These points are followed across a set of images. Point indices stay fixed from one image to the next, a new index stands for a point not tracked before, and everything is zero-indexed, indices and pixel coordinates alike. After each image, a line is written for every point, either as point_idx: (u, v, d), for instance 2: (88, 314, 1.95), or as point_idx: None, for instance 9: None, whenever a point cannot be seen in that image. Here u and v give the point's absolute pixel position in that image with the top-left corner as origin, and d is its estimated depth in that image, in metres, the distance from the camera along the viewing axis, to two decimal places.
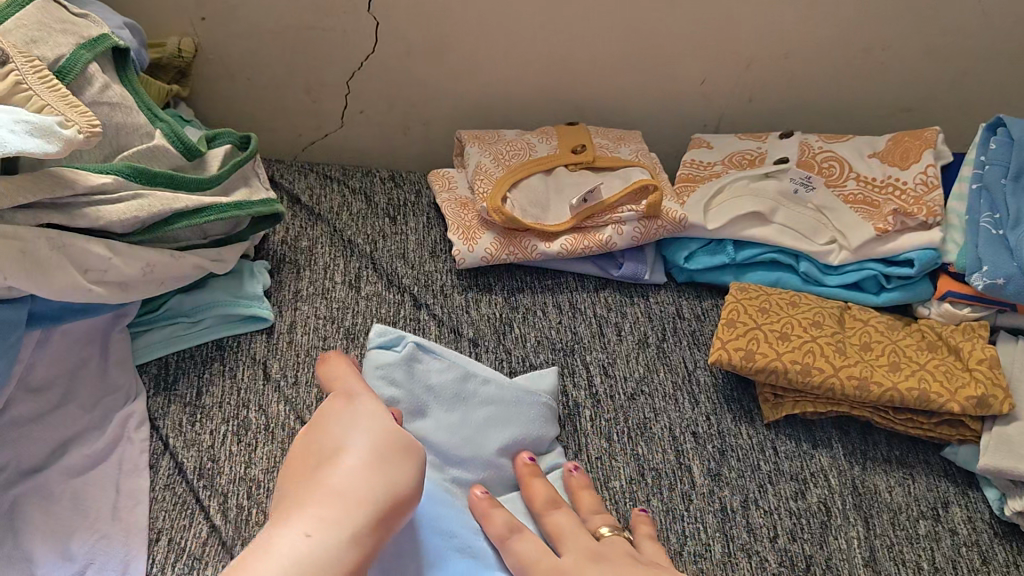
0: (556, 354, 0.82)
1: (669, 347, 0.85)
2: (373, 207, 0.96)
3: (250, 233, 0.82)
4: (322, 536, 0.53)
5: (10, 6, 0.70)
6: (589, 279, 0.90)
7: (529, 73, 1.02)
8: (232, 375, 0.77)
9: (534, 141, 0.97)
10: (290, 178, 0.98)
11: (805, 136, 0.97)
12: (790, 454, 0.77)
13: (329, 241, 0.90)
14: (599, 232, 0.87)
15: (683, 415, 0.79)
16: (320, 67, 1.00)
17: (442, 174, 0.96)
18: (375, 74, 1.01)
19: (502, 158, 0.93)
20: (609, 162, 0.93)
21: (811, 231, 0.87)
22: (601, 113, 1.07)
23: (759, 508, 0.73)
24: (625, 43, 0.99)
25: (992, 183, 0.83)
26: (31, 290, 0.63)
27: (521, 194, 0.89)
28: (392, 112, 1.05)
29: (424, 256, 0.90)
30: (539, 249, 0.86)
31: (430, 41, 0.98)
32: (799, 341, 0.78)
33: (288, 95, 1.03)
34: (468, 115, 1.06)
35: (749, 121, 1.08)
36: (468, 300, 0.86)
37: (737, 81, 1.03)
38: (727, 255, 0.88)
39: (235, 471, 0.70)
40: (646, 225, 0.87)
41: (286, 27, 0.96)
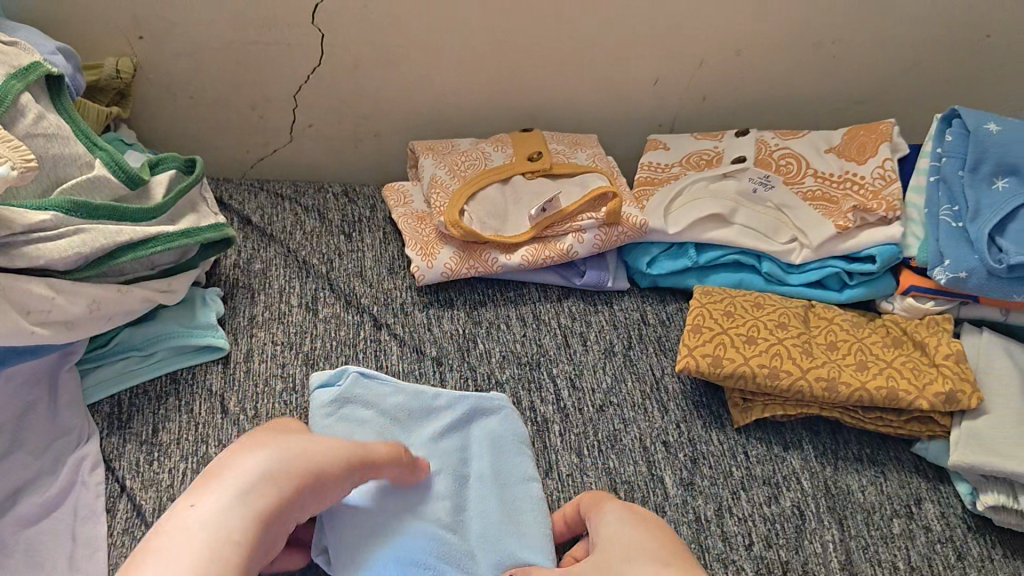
0: (521, 368, 0.81)
1: (635, 354, 0.84)
2: (327, 225, 0.93)
3: (200, 259, 0.80)
4: (206, 510, 0.52)
5: None
6: (552, 289, 0.89)
7: (481, 81, 1.00)
8: (189, 410, 0.74)
9: (489, 150, 0.95)
10: (240, 198, 0.95)
11: (761, 134, 0.96)
12: (761, 458, 0.77)
13: (284, 263, 0.88)
14: (559, 242, 0.86)
15: (653, 425, 0.78)
16: (266, 83, 0.97)
17: (396, 188, 0.94)
18: (322, 87, 0.99)
19: (457, 170, 0.92)
20: (566, 169, 0.92)
21: (773, 230, 0.87)
22: (555, 118, 1.05)
23: (734, 516, 0.72)
24: (576, 46, 0.98)
25: (949, 176, 0.83)
26: None
27: (478, 207, 0.87)
28: (343, 125, 1.03)
29: (383, 273, 0.88)
30: (500, 262, 0.85)
31: (377, 52, 0.96)
32: (766, 343, 0.78)
33: (235, 113, 1.00)
34: (420, 126, 1.04)
35: (705, 120, 1.07)
36: (429, 317, 0.84)
37: (690, 79, 1.02)
38: (690, 259, 0.87)
39: None
40: (607, 232, 0.86)
41: (228, 44, 0.93)
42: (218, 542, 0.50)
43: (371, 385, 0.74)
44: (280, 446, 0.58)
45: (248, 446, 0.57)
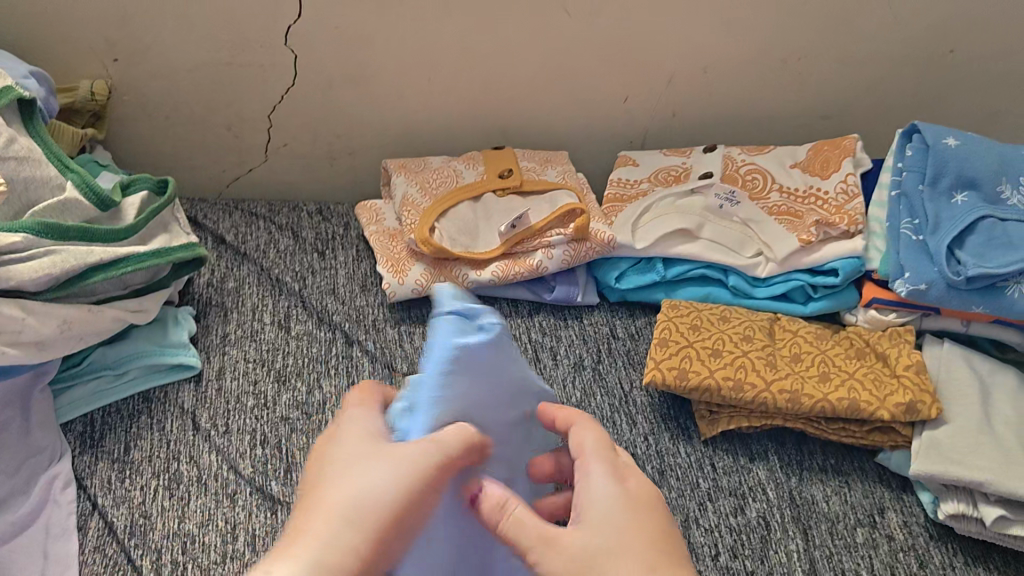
0: None
1: (605, 368, 0.85)
2: (301, 243, 0.94)
3: (173, 279, 0.80)
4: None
5: None
6: (523, 304, 0.90)
7: (453, 99, 1.01)
8: (161, 428, 0.75)
9: (461, 168, 0.96)
10: (215, 217, 0.96)
11: (728, 150, 0.97)
12: (728, 469, 0.78)
13: (257, 281, 0.89)
14: (528, 257, 0.87)
15: (622, 437, 0.79)
16: (240, 103, 0.99)
17: (369, 206, 0.95)
18: (297, 107, 1.00)
19: (428, 188, 0.93)
20: (537, 186, 0.93)
21: (738, 244, 0.88)
22: (527, 136, 1.07)
23: (700, 527, 0.73)
24: (546, 65, 0.99)
25: (909, 190, 0.85)
26: None
27: (449, 224, 0.89)
28: (317, 144, 1.04)
29: (355, 290, 0.89)
30: (471, 278, 0.86)
31: (350, 73, 0.97)
32: (731, 356, 0.79)
33: (210, 133, 1.01)
34: (394, 145, 1.06)
35: (675, 136, 1.09)
36: (401, 333, 0.85)
37: (659, 97, 1.04)
38: (658, 273, 0.88)
39: (169, 526, 0.68)
40: (576, 247, 0.87)
41: (202, 65, 0.94)
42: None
43: (468, 327, 0.57)
44: (385, 470, 0.50)
45: (336, 473, 0.51)
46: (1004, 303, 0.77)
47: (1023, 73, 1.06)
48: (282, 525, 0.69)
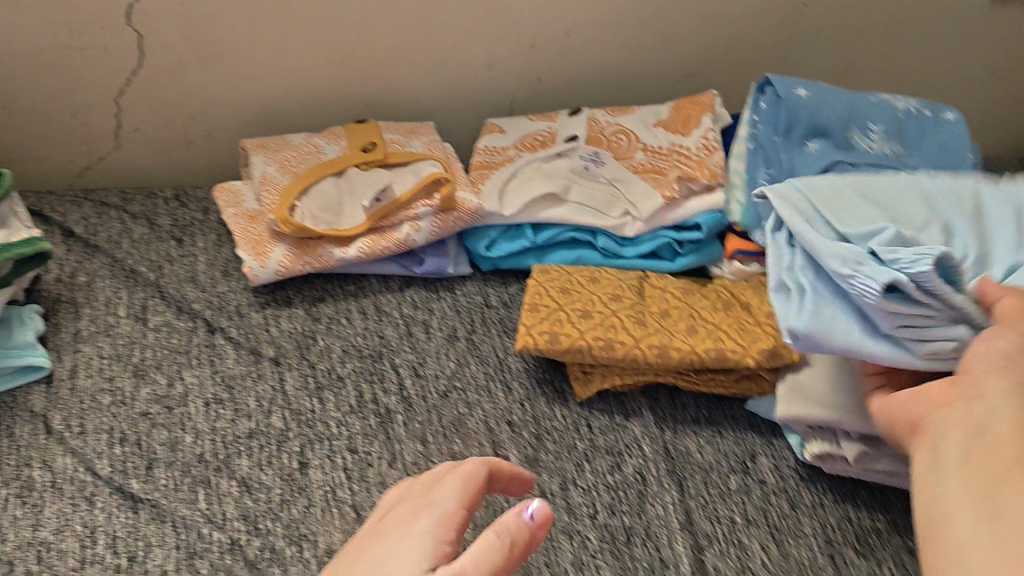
0: (363, 361, 0.80)
1: (479, 338, 0.84)
2: (157, 231, 0.90)
3: (15, 276, 0.76)
4: None
5: None
6: (393, 279, 0.88)
7: (311, 74, 0.98)
8: (9, 434, 0.71)
9: (322, 144, 0.94)
10: (62, 209, 0.91)
11: (592, 112, 0.97)
12: (604, 429, 0.79)
13: (110, 273, 0.85)
14: (395, 231, 0.85)
15: (498, 405, 0.79)
16: (86, 88, 0.93)
17: (227, 188, 0.91)
18: (147, 89, 0.95)
19: (288, 166, 0.90)
20: (401, 158, 0.91)
21: (605, 204, 0.88)
22: (391, 108, 1.04)
23: (578, 487, 0.74)
24: (405, 35, 0.97)
25: (765, 141, 0.87)
26: None
27: (309, 202, 0.86)
28: (171, 127, 1.00)
29: (217, 276, 0.86)
30: (336, 255, 0.84)
31: (201, 51, 0.93)
32: (601, 317, 0.79)
33: (54, 121, 0.96)
34: (253, 124, 1.02)
35: (541, 101, 1.09)
36: (266, 317, 0.83)
37: (524, 63, 1.03)
38: (527, 239, 0.88)
39: (23, 536, 0.64)
40: (443, 218, 0.85)
41: (40, 48, 0.89)
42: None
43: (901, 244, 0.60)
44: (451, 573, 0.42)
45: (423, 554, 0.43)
46: None
47: (871, 26, 1.09)
48: (145, 524, 0.67)
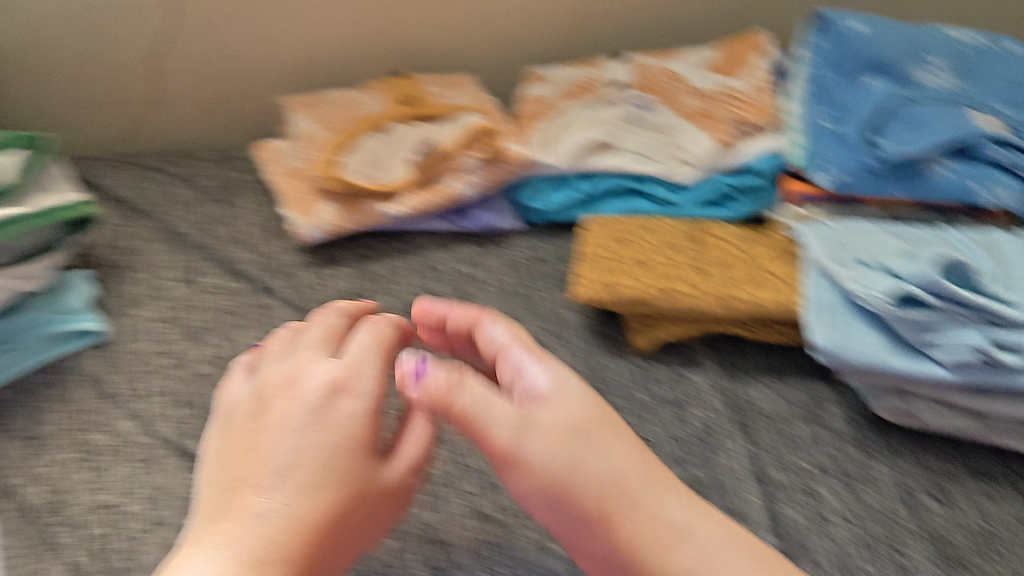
0: (419, 318, 0.79)
1: (535, 292, 0.82)
2: (200, 193, 0.88)
3: (62, 243, 0.75)
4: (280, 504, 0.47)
5: None
6: (442, 235, 0.86)
7: (347, 30, 0.96)
8: (69, 399, 0.70)
9: (362, 99, 0.91)
10: (105, 173, 0.89)
11: (637, 58, 0.94)
12: (666, 380, 0.77)
13: (157, 237, 0.83)
14: (443, 185, 0.83)
15: (558, 359, 0.77)
16: (119, 51, 0.91)
17: (268, 146, 0.89)
18: (182, 52, 0.93)
19: (330, 123, 0.88)
20: (442, 110, 0.88)
21: (656, 150, 0.86)
22: (431, 61, 1.02)
23: (644, 439, 0.72)
24: None
25: (822, 81, 0.84)
26: None
27: (355, 158, 0.84)
28: (206, 90, 0.97)
29: (264, 238, 0.84)
30: (382, 212, 0.82)
31: (235, 11, 0.91)
32: (659, 266, 0.77)
33: (87, 87, 0.94)
34: (290, 82, 0.99)
35: (583, 48, 1.05)
36: (317, 276, 0.81)
37: (567, 8, 1.00)
38: (577, 191, 0.86)
39: (92, 500, 0.64)
40: (492, 171, 0.84)
41: (72, 13, 0.87)
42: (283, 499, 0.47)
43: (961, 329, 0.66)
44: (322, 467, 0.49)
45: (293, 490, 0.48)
46: (924, 184, 0.77)
47: None
48: None
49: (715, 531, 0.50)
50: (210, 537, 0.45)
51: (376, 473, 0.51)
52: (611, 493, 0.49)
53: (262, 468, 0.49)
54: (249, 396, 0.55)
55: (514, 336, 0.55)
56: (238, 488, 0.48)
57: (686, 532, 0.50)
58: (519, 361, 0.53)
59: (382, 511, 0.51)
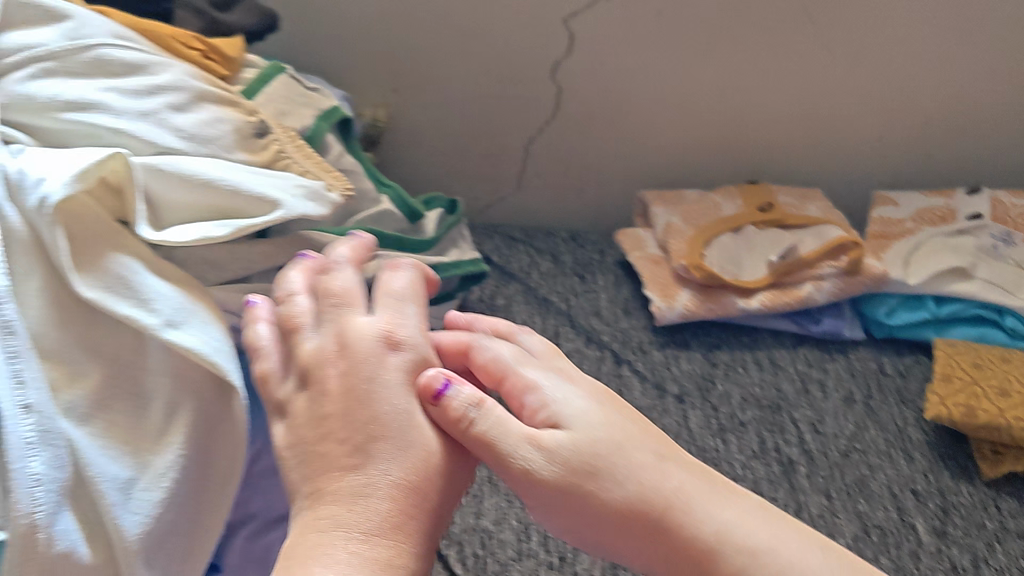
0: (763, 410, 0.83)
1: (877, 404, 0.84)
2: (561, 267, 0.98)
3: (459, 293, 0.86)
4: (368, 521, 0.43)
5: (258, 83, 0.75)
6: (786, 336, 0.90)
7: (705, 137, 1.05)
8: None
9: (719, 200, 0.97)
10: (478, 239, 1.01)
11: (995, 193, 0.96)
12: (1016, 513, 0.74)
13: (525, 299, 0.92)
14: (796, 289, 0.88)
15: (901, 472, 0.78)
16: (503, 133, 1.05)
17: (630, 234, 0.96)
18: (554, 140, 1.06)
19: (691, 218, 0.94)
20: (800, 220, 0.93)
21: (1015, 285, 0.87)
22: (776, 173, 1.08)
23: (992, 567, 0.69)
24: (800, 102, 1.02)
25: None
26: None
27: (715, 252, 0.90)
28: (566, 176, 1.09)
29: (618, 313, 0.92)
30: (738, 305, 0.87)
31: (610, 109, 1.03)
32: (1019, 396, 0.77)
33: (469, 162, 1.08)
34: (642, 177, 1.09)
35: (925, 176, 1.09)
36: (668, 355, 0.87)
37: (915, 134, 1.04)
38: (930, 311, 0.88)
39: (468, 522, 0.74)
40: (846, 281, 0.88)
41: (475, 97, 1.02)
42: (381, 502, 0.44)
43: None
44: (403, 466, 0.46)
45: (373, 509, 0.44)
46: None
47: None
48: None
49: (773, 525, 0.47)
50: (313, 542, 0.42)
51: (396, 473, 0.46)
52: (585, 467, 0.47)
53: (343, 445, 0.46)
54: (316, 350, 0.49)
55: (521, 354, 0.54)
56: (320, 507, 0.44)
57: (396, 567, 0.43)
58: (527, 381, 0.52)
59: (410, 517, 0.45)
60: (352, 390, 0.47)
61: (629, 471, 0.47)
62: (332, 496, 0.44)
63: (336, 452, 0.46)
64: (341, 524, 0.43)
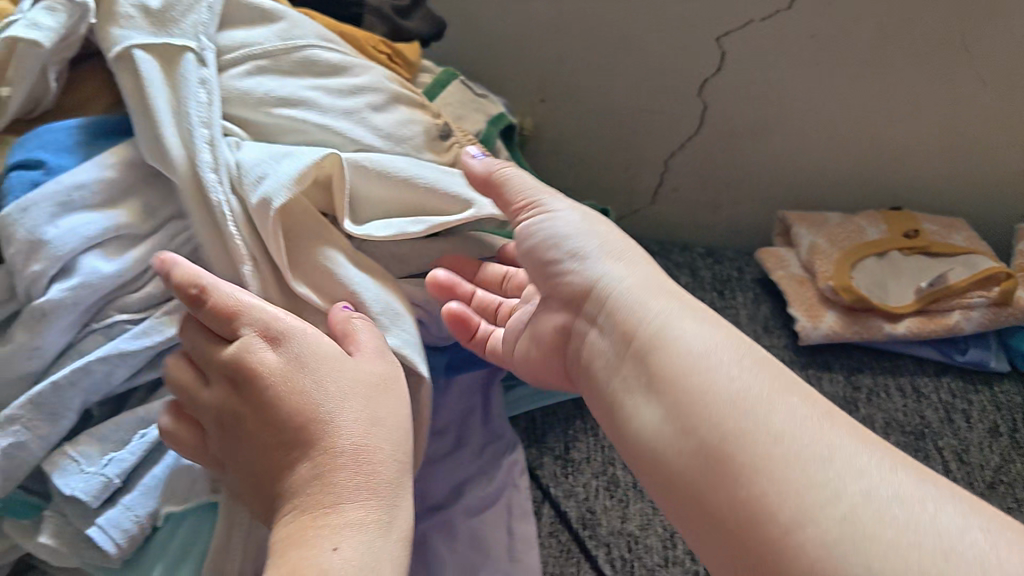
0: (906, 436, 0.82)
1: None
2: (699, 281, 0.99)
3: None
4: (346, 513, 0.51)
5: (437, 87, 0.80)
6: (928, 363, 0.90)
7: (849, 161, 1.04)
8: (596, 434, 0.82)
9: (864, 224, 0.97)
10: None
11: None
12: None
13: None
14: (944, 316, 0.87)
15: None
16: (643, 146, 1.08)
17: (772, 251, 0.97)
18: (693, 155, 1.07)
19: (836, 240, 0.94)
20: (948, 248, 0.92)
21: None
22: (922, 203, 1.07)
23: None
24: (952, 135, 1.00)
25: None
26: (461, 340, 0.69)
27: (862, 276, 0.91)
28: (704, 192, 1.11)
29: (758, 331, 0.92)
30: (884, 330, 0.87)
31: (754, 128, 1.03)
32: None
33: (608, 171, 1.11)
34: (781, 197, 1.10)
35: None
36: (809, 376, 0.88)
37: None
38: None
39: (613, 524, 0.75)
40: (996, 313, 0.86)
41: (619, 109, 1.05)
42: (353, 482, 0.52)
43: None
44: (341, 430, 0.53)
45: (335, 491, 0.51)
46: None
47: None
48: None
49: (824, 424, 0.45)
50: (309, 538, 0.49)
51: (344, 443, 0.53)
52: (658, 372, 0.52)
53: (302, 431, 0.53)
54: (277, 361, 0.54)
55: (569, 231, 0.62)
56: (295, 512, 0.51)
57: (387, 525, 0.52)
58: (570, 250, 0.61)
59: (362, 479, 0.52)
60: (260, 401, 0.54)
61: (688, 396, 0.49)
62: (316, 502, 0.51)
63: (282, 452, 0.53)
64: (334, 504, 0.51)
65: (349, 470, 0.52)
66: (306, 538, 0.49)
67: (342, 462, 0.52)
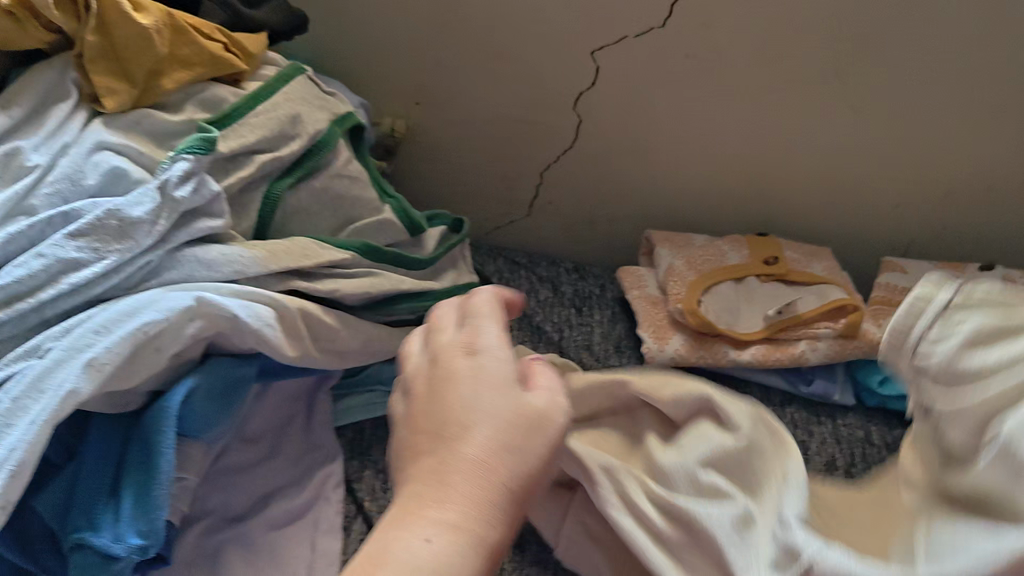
0: None
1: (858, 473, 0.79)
2: (559, 296, 0.97)
3: None
4: (436, 516, 0.40)
5: (276, 82, 0.75)
6: (775, 393, 0.88)
7: (721, 184, 1.03)
8: None
9: (726, 248, 0.95)
10: (481, 259, 1.01)
11: (1008, 272, 0.93)
12: None
13: (518, 325, 0.92)
14: (791, 346, 0.86)
15: None
16: (517, 157, 1.05)
17: (631, 270, 0.96)
18: (569, 168, 1.05)
19: (694, 262, 0.93)
20: (805, 276, 0.92)
21: None
22: (788, 228, 1.07)
23: None
24: (821, 161, 1.00)
25: None
26: (277, 356, 0.65)
27: (714, 301, 0.89)
28: (578, 206, 1.09)
29: (610, 350, 0.91)
30: (730, 357, 0.86)
31: (629, 145, 1.02)
32: None
33: (484, 181, 1.08)
34: (652, 216, 1.08)
35: (941, 248, 1.07)
36: None
37: (939, 208, 1.02)
38: None
39: None
40: (842, 344, 0.86)
41: (493, 118, 1.02)
42: (481, 466, 0.42)
43: None
44: (496, 426, 0.44)
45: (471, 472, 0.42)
46: None
47: None
48: None
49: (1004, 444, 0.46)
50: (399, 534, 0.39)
51: (478, 451, 0.43)
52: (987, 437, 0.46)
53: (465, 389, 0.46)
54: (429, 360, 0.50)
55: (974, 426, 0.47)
56: (424, 502, 0.41)
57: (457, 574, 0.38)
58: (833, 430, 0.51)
59: (496, 495, 0.42)
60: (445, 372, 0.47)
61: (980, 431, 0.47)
62: (417, 496, 0.41)
63: (433, 440, 0.44)
64: (419, 495, 0.41)
65: (485, 485, 0.42)
66: (395, 521, 0.40)
67: (467, 470, 0.42)
